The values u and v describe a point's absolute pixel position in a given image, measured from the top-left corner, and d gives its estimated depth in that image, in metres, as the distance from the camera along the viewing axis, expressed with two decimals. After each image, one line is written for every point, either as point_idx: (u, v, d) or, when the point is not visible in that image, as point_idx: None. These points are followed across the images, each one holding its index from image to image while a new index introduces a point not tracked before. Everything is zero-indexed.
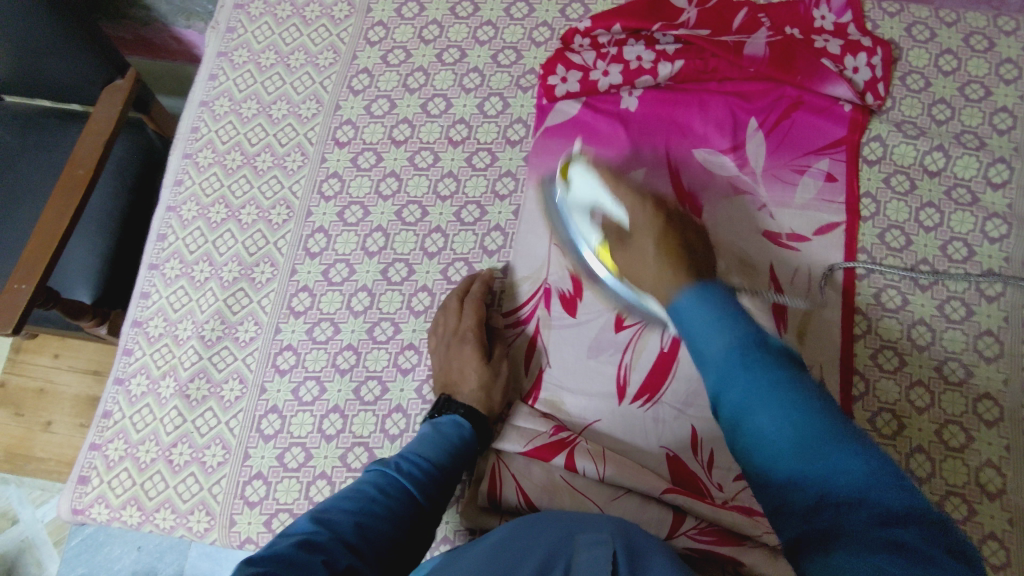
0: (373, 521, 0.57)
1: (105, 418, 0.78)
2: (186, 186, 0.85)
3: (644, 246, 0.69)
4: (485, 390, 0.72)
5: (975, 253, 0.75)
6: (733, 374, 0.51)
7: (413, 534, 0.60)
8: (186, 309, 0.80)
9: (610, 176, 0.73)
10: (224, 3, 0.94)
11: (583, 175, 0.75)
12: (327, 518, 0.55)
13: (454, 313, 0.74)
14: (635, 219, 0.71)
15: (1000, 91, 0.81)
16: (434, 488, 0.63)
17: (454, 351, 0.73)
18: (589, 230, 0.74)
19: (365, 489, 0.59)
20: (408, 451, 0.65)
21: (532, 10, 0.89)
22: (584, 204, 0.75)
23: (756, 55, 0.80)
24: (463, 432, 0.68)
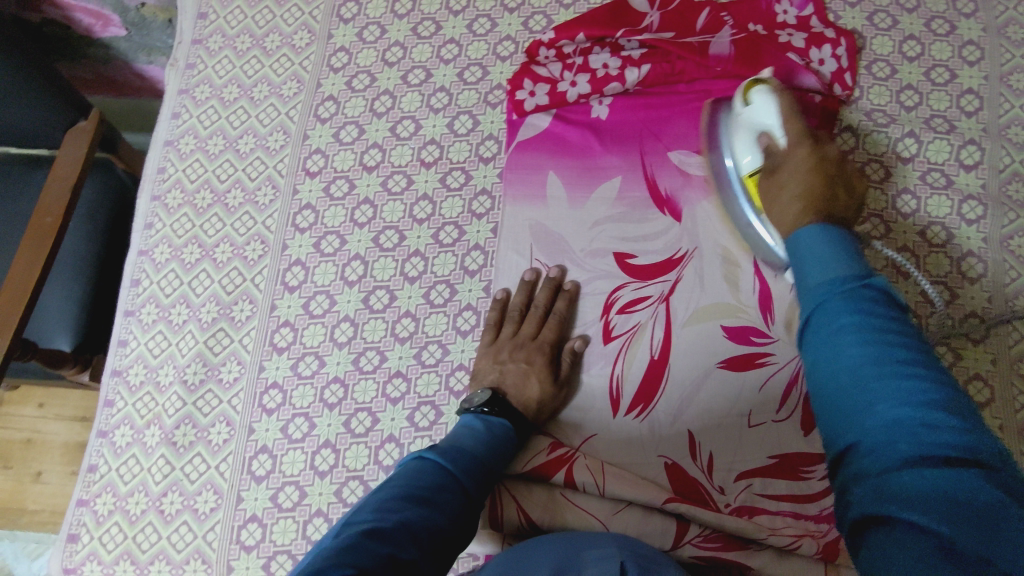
0: (432, 505, 0.55)
1: (91, 473, 0.76)
2: (156, 229, 0.84)
3: (787, 177, 0.63)
4: (538, 408, 0.70)
5: (954, 236, 0.75)
6: (844, 348, 0.44)
7: (466, 523, 0.57)
8: (167, 353, 0.79)
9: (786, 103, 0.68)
10: (182, 39, 0.92)
11: (764, 100, 0.70)
12: (387, 505, 0.53)
13: (534, 318, 0.74)
14: (788, 121, 0.66)
15: (965, 73, 0.81)
16: (482, 478, 0.61)
17: (524, 357, 0.72)
18: (749, 150, 0.70)
19: (419, 478, 0.57)
20: (456, 443, 0.62)
21: (495, 25, 0.88)
22: (752, 125, 0.70)
23: (722, 54, 0.80)
24: (508, 430, 0.66)
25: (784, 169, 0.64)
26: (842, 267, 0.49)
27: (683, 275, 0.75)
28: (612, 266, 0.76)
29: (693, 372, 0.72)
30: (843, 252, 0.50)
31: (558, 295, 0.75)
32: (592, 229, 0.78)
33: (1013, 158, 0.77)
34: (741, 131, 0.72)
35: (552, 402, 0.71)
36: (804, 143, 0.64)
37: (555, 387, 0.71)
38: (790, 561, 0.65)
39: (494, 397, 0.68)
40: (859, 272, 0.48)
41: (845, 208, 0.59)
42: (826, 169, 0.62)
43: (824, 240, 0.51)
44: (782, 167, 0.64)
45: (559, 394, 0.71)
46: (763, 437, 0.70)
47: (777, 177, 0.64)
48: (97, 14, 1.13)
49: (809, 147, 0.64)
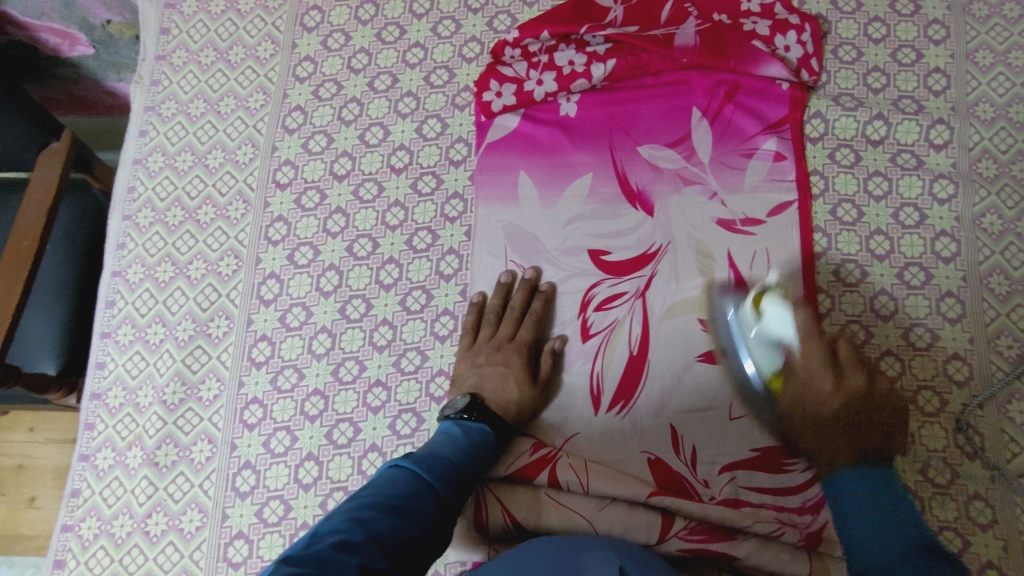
0: (405, 517, 0.55)
1: (74, 498, 0.75)
2: (129, 248, 0.83)
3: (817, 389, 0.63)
4: (519, 410, 0.70)
5: (927, 217, 0.75)
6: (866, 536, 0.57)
7: (439, 532, 0.58)
8: (145, 374, 0.78)
9: (804, 325, 0.63)
10: (145, 55, 0.91)
11: (778, 313, 0.65)
12: (361, 515, 0.53)
13: (510, 320, 0.74)
14: (811, 376, 0.63)
15: (931, 53, 0.81)
16: (457, 486, 0.61)
17: (502, 360, 0.72)
18: (767, 357, 0.66)
19: (392, 488, 0.57)
20: (434, 450, 0.62)
21: (459, 26, 0.88)
22: (766, 339, 0.66)
23: (687, 45, 0.79)
24: (487, 435, 0.67)
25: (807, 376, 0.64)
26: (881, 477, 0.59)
27: (658, 269, 0.75)
28: (587, 263, 0.76)
29: (673, 365, 0.72)
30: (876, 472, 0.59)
31: (534, 296, 0.75)
32: (566, 228, 0.77)
33: (982, 135, 0.77)
34: (753, 335, 0.67)
35: (532, 403, 0.71)
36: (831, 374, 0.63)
37: (534, 387, 0.71)
38: (775, 548, 0.65)
39: (472, 402, 0.68)
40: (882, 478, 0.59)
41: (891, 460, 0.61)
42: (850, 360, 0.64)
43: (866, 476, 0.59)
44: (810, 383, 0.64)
45: (538, 394, 0.71)
46: (745, 428, 0.70)
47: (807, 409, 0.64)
48: (63, 34, 1.12)
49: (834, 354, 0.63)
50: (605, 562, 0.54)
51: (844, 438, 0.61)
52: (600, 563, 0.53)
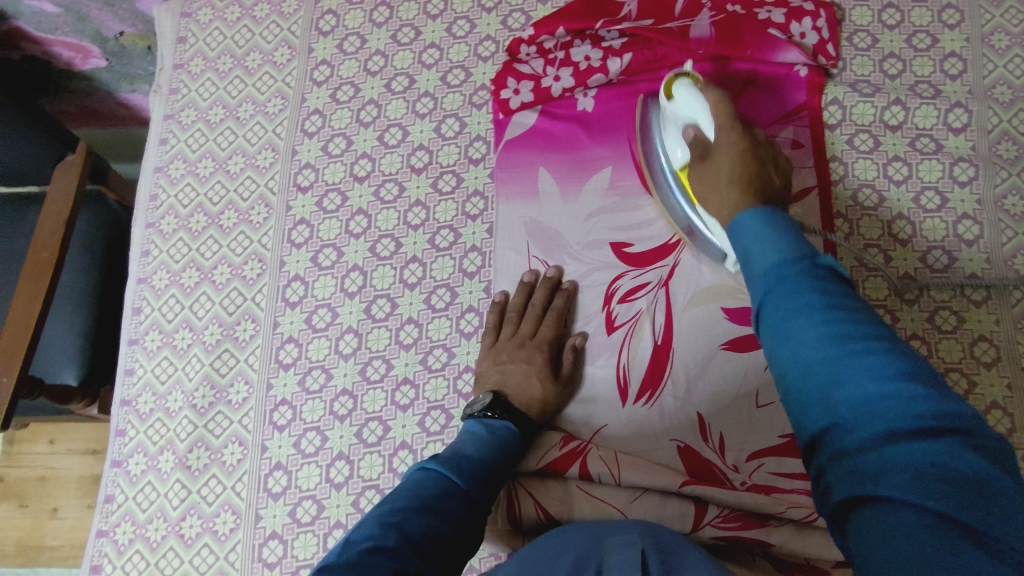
0: (437, 517, 0.55)
1: (108, 503, 0.76)
2: (153, 255, 0.84)
3: (721, 168, 0.62)
4: (542, 407, 0.71)
5: (948, 200, 0.76)
6: (762, 249, 0.48)
7: (470, 530, 0.58)
8: (174, 379, 0.79)
9: (716, 98, 0.66)
10: (163, 65, 0.92)
11: (686, 95, 0.68)
12: (392, 518, 0.53)
13: (532, 318, 0.74)
14: (717, 160, 0.63)
15: (946, 37, 0.81)
16: (486, 484, 0.62)
17: (525, 358, 0.72)
18: (679, 144, 0.70)
19: (423, 489, 0.58)
20: (457, 450, 0.63)
21: (473, 26, 0.88)
22: (677, 119, 0.70)
23: (703, 36, 0.80)
24: (512, 433, 0.67)
25: (716, 158, 0.64)
26: (790, 251, 0.47)
27: (680, 260, 0.75)
28: (610, 257, 0.76)
29: (698, 354, 0.72)
30: (786, 230, 0.49)
31: (555, 292, 0.75)
32: (587, 221, 0.78)
33: (1001, 117, 0.77)
34: (669, 123, 0.71)
35: (556, 400, 0.71)
36: (732, 125, 0.64)
37: (557, 384, 0.71)
38: (812, 534, 0.65)
39: (496, 401, 0.69)
40: (803, 251, 0.47)
41: (778, 191, 0.60)
42: (758, 153, 0.62)
43: (759, 229, 0.49)
44: (713, 155, 0.64)
45: (561, 391, 0.72)
46: (773, 415, 0.69)
47: (708, 167, 0.64)
48: (77, 47, 1.13)
49: (739, 133, 0.63)
50: (628, 545, 0.53)
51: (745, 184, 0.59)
52: (623, 548, 0.53)
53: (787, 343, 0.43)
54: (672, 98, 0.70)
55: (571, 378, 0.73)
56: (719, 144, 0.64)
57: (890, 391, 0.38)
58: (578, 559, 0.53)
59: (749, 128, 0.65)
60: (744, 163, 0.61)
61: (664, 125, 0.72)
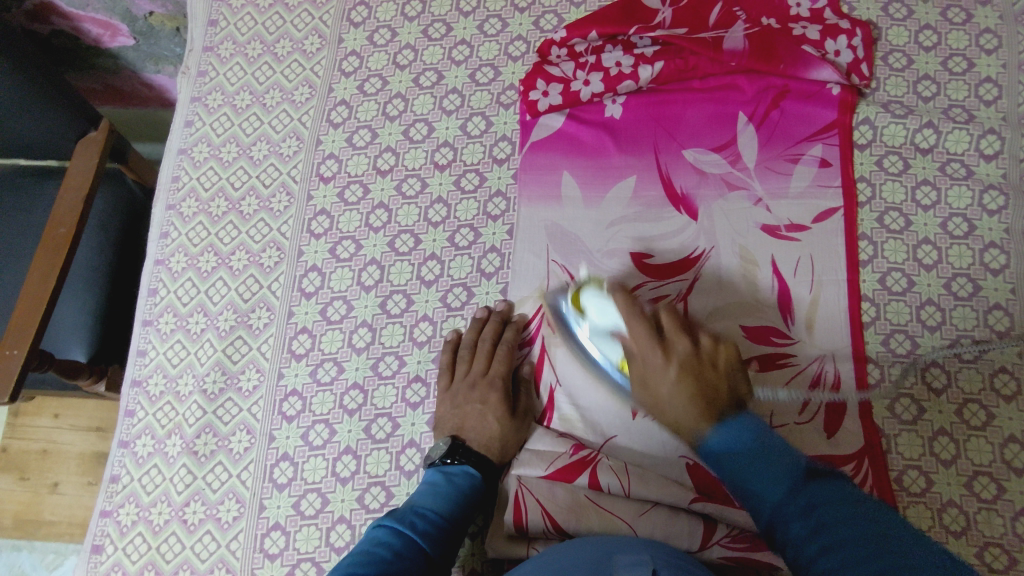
0: None
1: (113, 484, 0.76)
2: (172, 237, 0.84)
3: (659, 390, 0.61)
4: (502, 443, 0.71)
5: (976, 228, 0.75)
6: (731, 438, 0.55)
7: None
8: (186, 362, 0.79)
9: (624, 304, 0.64)
10: (192, 47, 0.92)
11: (600, 302, 0.67)
12: None
13: (484, 354, 0.74)
14: (644, 354, 0.63)
15: (982, 62, 0.80)
16: (445, 539, 0.63)
17: (479, 398, 0.72)
18: (609, 347, 0.66)
19: (380, 552, 0.59)
20: (418, 505, 0.64)
21: (505, 25, 0.88)
22: (596, 334, 0.67)
23: (736, 48, 0.79)
24: (472, 478, 0.68)
25: (647, 373, 0.62)
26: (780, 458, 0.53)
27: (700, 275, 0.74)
28: (630, 267, 0.76)
29: None
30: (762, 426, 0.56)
31: (506, 326, 0.75)
32: (609, 230, 0.77)
33: None
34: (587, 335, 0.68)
35: (515, 435, 0.72)
36: (637, 314, 0.64)
37: (514, 419, 0.72)
38: None
39: (454, 445, 0.69)
40: (756, 424, 0.56)
41: (726, 394, 0.59)
42: (684, 356, 0.61)
43: (743, 434, 0.55)
44: (643, 366, 0.63)
45: (519, 424, 0.72)
46: (787, 439, 0.69)
47: (643, 376, 0.63)
48: (106, 25, 1.13)
49: (675, 358, 0.61)
50: (638, 566, 0.52)
51: (683, 388, 0.60)
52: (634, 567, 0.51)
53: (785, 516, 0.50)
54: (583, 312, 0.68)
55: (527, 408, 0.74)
56: (650, 371, 0.62)
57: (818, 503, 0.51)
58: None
59: (673, 338, 0.63)
60: (681, 373, 0.60)
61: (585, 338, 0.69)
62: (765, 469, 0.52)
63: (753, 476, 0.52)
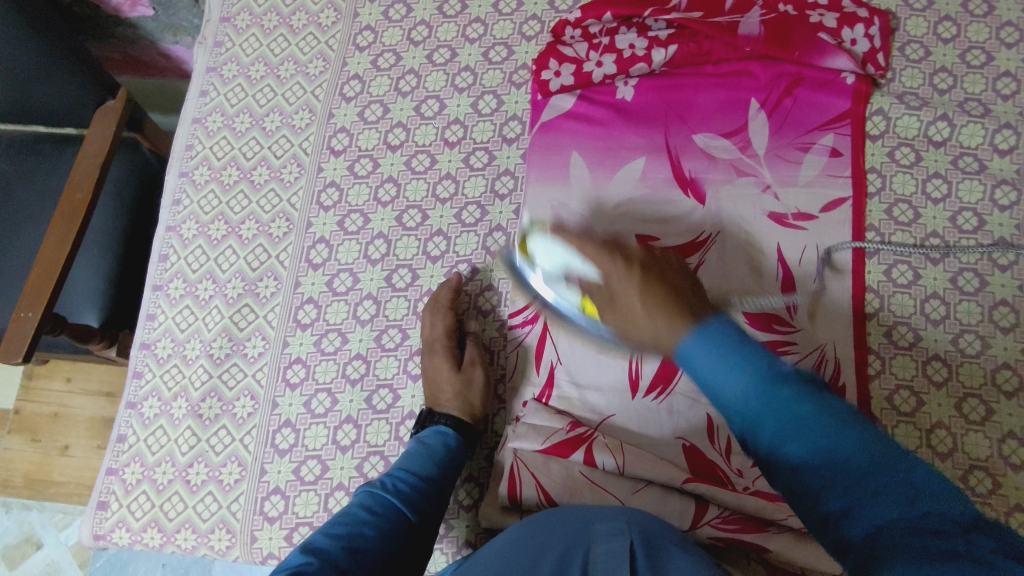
0: (362, 542, 0.59)
1: (120, 443, 0.78)
2: (184, 205, 0.85)
3: (628, 300, 0.57)
4: (468, 396, 0.72)
5: (985, 223, 0.74)
6: (717, 356, 0.45)
7: (405, 547, 0.61)
8: (193, 328, 0.80)
9: (579, 244, 0.64)
10: (210, 17, 0.93)
11: (541, 245, 0.68)
12: (316, 546, 0.57)
13: (437, 321, 0.74)
14: (601, 266, 0.62)
15: (1002, 55, 0.79)
16: (425, 500, 0.64)
17: (432, 360, 0.73)
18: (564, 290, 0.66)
19: (356, 513, 0.61)
20: (400, 467, 0.66)
21: (520, 4, 0.88)
22: (551, 271, 0.67)
23: (751, 34, 0.78)
24: (449, 441, 0.69)
25: (619, 299, 0.59)
26: (742, 349, 0.45)
27: (705, 261, 0.75)
28: None
29: None
30: (741, 335, 0.46)
31: (448, 289, 0.76)
32: (616, 211, 0.77)
33: None
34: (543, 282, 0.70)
35: (477, 386, 0.73)
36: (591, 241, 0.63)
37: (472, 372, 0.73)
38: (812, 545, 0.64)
39: (423, 418, 0.71)
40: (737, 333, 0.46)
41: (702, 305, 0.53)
42: (648, 265, 0.60)
43: (717, 350, 0.45)
44: (616, 296, 0.59)
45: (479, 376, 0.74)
46: None
47: (620, 307, 0.58)
48: None
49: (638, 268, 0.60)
50: (615, 534, 0.52)
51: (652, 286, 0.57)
52: (611, 538, 0.52)
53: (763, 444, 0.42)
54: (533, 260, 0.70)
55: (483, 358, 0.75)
56: (619, 285, 0.59)
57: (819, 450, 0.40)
58: (563, 556, 0.52)
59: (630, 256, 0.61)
60: (646, 270, 0.59)
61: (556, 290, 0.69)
62: (739, 386, 0.43)
63: (712, 375, 0.45)
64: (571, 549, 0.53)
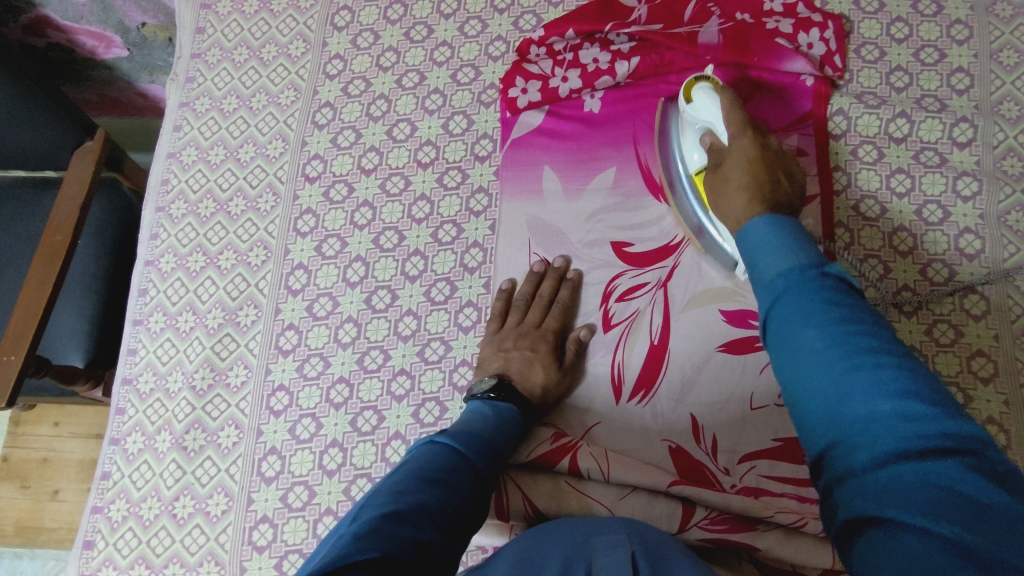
0: (450, 491, 0.54)
1: (104, 480, 0.77)
2: (161, 239, 0.86)
3: (729, 172, 0.66)
4: (543, 392, 0.71)
5: (950, 214, 0.75)
6: (772, 246, 0.50)
7: (479, 506, 0.57)
8: (175, 360, 0.80)
9: (727, 99, 0.71)
10: (181, 54, 0.94)
11: (706, 97, 0.73)
12: (405, 487, 0.52)
13: (539, 307, 0.75)
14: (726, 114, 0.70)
15: (954, 52, 0.81)
16: (493, 462, 0.61)
17: (528, 345, 0.73)
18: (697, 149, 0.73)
19: (436, 459, 0.56)
20: (467, 427, 0.62)
21: (485, 26, 0.90)
22: (695, 123, 0.74)
23: (710, 43, 0.81)
24: (514, 415, 0.67)
25: (727, 163, 0.67)
26: (800, 256, 0.49)
27: (680, 262, 0.75)
28: (610, 255, 0.77)
29: (694, 355, 0.72)
30: (805, 253, 0.49)
31: (564, 286, 0.76)
32: (589, 221, 0.79)
33: (1006, 134, 0.77)
34: (687, 128, 0.75)
35: (556, 387, 0.72)
36: (745, 133, 0.68)
37: (559, 373, 0.72)
38: (799, 539, 0.64)
39: (500, 384, 0.69)
40: (813, 261, 0.48)
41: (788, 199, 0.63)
42: (765, 158, 0.66)
43: (800, 289, 0.46)
44: (724, 163, 0.68)
45: (562, 380, 0.72)
46: (766, 422, 0.69)
47: (719, 175, 0.68)
48: (100, 36, 1.15)
49: (750, 141, 0.68)
50: (615, 547, 0.52)
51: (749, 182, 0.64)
52: (611, 550, 0.51)
53: (835, 411, 0.40)
54: (688, 101, 0.74)
55: (573, 366, 0.73)
56: (730, 148, 0.68)
57: (834, 351, 0.42)
58: (566, 562, 0.51)
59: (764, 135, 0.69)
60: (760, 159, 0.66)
61: (682, 133, 0.76)
62: (818, 341, 0.43)
63: (805, 360, 0.43)
64: (575, 559, 0.51)
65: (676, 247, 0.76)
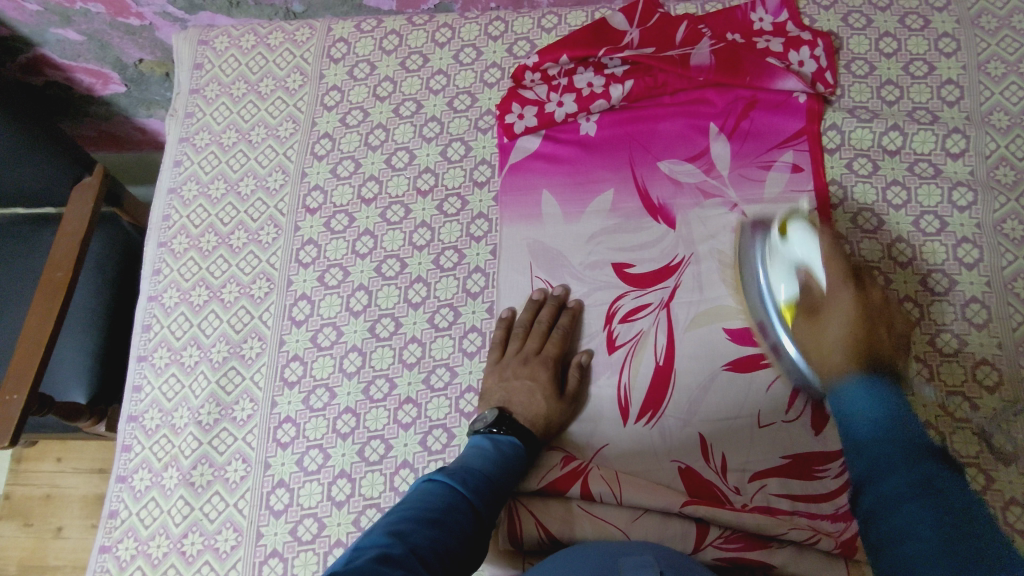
0: (443, 533, 0.55)
1: (112, 519, 0.77)
2: (164, 274, 0.86)
3: (830, 331, 0.66)
4: (547, 421, 0.71)
5: (947, 224, 0.76)
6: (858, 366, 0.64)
7: (474, 544, 0.57)
8: (181, 395, 0.80)
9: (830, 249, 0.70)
10: (180, 90, 0.95)
11: (804, 236, 0.70)
12: (399, 530, 0.53)
13: (538, 334, 0.75)
14: (837, 300, 0.68)
15: (943, 65, 0.83)
16: (490, 499, 0.61)
17: (529, 374, 0.73)
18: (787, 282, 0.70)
19: (430, 501, 0.57)
20: (466, 464, 0.63)
21: (480, 54, 0.91)
22: (789, 259, 0.71)
23: (703, 64, 0.81)
24: (517, 449, 0.67)
25: (829, 315, 0.67)
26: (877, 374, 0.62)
27: (681, 281, 0.76)
28: (611, 277, 0.77)
29: (698, 375, 0.72)
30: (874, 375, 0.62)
31: (563, 313, 0.76)
32: (589, 243, 0.79)
33: (998, 143, 0.79)
34: (776, 259, 0.72)
35: (560, 416, 0.72)
36: (849, 286, 0.68)
37: (562, 402, 0.72)
38: (810, 556, 0.65)
39: (501, 416, 0.69)
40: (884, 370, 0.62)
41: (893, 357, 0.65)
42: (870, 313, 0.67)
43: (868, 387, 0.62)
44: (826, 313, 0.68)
45: (565, 407, 0.72)
46: (773, 437, 0.70)
47: (820, 318, 0.67)
48: (97, 74, 1.16)
49: (852, 291, 0.68)
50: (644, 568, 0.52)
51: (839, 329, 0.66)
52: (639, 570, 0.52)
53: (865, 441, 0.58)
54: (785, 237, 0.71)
55: (576, 394, 0.73)
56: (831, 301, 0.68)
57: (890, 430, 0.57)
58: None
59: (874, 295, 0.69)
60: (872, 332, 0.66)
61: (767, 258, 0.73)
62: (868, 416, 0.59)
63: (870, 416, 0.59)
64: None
65: (676, 266, 0.76)
